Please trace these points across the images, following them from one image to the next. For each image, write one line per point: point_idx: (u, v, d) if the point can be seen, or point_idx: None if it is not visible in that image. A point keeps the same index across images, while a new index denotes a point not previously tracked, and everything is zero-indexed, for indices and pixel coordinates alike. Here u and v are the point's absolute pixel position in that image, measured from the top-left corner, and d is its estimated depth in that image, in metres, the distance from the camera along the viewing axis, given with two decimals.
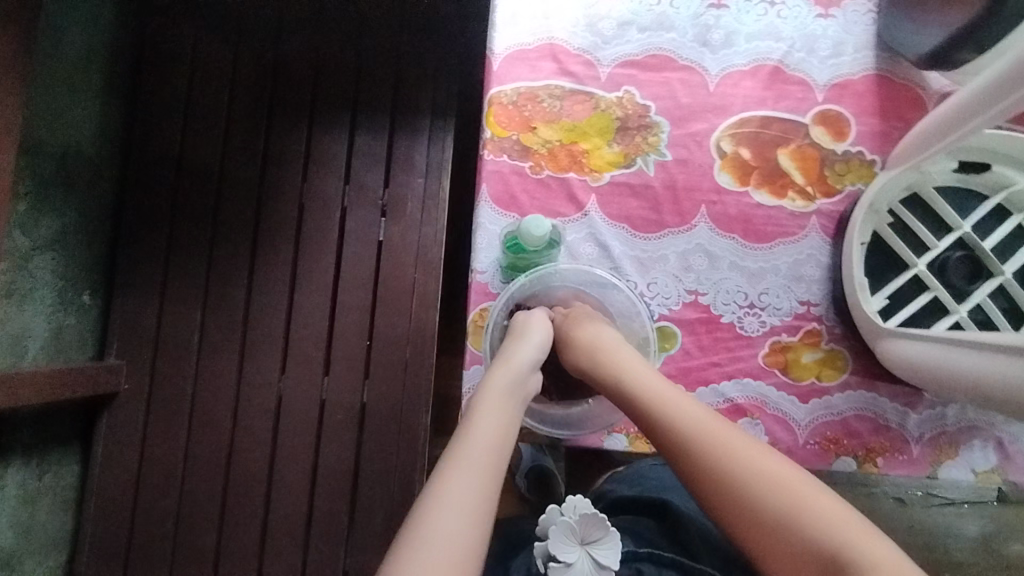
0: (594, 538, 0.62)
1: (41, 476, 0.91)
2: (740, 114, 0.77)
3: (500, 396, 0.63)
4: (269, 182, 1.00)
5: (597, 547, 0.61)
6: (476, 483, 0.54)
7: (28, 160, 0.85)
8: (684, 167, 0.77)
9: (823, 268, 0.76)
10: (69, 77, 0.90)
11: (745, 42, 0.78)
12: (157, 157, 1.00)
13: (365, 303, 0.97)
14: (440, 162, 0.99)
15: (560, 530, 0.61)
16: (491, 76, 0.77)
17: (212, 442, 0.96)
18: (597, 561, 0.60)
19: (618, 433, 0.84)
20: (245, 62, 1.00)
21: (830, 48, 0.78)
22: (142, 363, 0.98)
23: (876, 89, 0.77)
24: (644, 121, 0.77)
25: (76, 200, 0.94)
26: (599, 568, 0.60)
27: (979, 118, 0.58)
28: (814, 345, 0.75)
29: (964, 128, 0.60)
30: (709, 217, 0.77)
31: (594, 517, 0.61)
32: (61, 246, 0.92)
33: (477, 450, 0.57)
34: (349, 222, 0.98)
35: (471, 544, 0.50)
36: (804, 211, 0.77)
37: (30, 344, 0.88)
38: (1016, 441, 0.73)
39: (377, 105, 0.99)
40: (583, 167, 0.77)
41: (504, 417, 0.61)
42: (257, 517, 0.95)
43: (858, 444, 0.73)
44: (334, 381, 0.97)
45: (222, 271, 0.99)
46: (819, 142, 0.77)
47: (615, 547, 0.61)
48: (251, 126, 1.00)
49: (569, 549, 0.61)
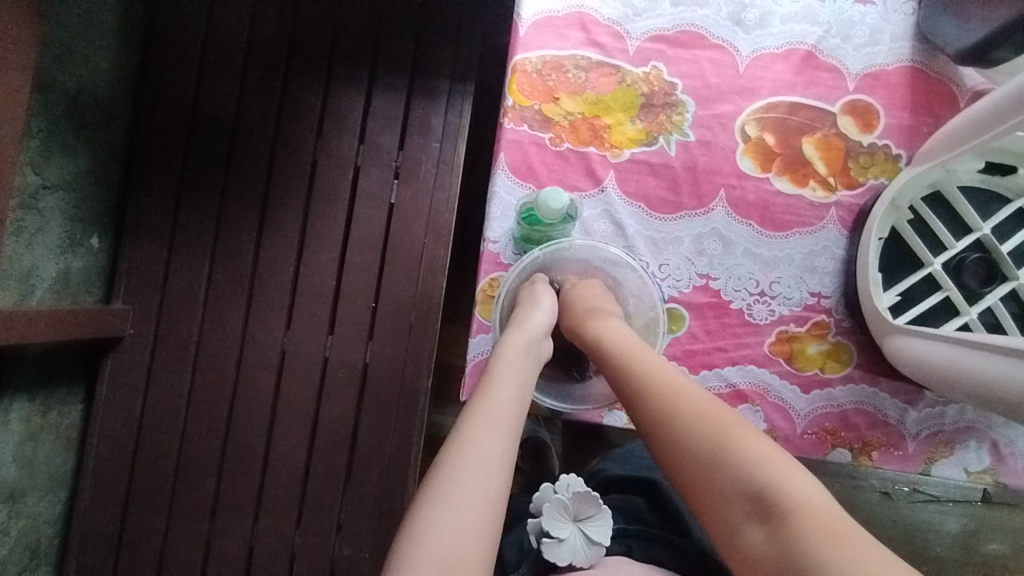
0: (587, 515, 0.63)
1: (45, 412, 0.92)
2: (767, 98, 0.76)
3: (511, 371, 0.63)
4: (283, 136, 0.98)
5: (590, 524, 0.62)
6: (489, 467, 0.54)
7: (42, 96, 0.83)
8: (706, 149, 0.76)
9: (837, 261, 0.76)
10: (84, 12, 0.88)
11: (780, 24, 0.76)
12: (170, 102, 0.98)
13: (373, 265, 0.97)
14: (457, 128, 0.97)
15: (554, 507, 0.63)
16: (516, 42, 0.75)
17: (214, 391, 0.97)
18: (589, 536, 0.61)
19: (618, 411, 0.81)
20: (265, 9, 0.98)
21: (866, 36, 0.76)
22: (149, 309, 0.98)
23: (909, 82, 0.76)
24: (670, 99, 0.76)
25: (88, 141, 0.93)
26: (590, 543, 0.61)
27: (1008, 121, 0.57)
28: (820, 337, 0.75)
29: (999, 128, 0.58)
30: (727, 201, 0.76)
31: (587, 494, 0.63)
32: (71, 186, 0.91)
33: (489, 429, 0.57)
34: (361, 182, 0.97)
35: (483, 528, 0.51)
36: (824, 201, 0.76)
37: (38, 283, 0.88)
38: (1011, 444, 0.74)
39: (397, 65, 0.97)
40: (604, 142, 0.76)
41: (517, 398, 0.60)
42: (256, 468, 0.97)
43: (855, 438, 0.74)
44: (338, 341, 0.97)
45: (232, 223, 0.98)
46: (846, 133, 0.76)
47: (607, 523, 0.62)
48: (267, 79, 0.98)
49: (561, 525, 0.62)
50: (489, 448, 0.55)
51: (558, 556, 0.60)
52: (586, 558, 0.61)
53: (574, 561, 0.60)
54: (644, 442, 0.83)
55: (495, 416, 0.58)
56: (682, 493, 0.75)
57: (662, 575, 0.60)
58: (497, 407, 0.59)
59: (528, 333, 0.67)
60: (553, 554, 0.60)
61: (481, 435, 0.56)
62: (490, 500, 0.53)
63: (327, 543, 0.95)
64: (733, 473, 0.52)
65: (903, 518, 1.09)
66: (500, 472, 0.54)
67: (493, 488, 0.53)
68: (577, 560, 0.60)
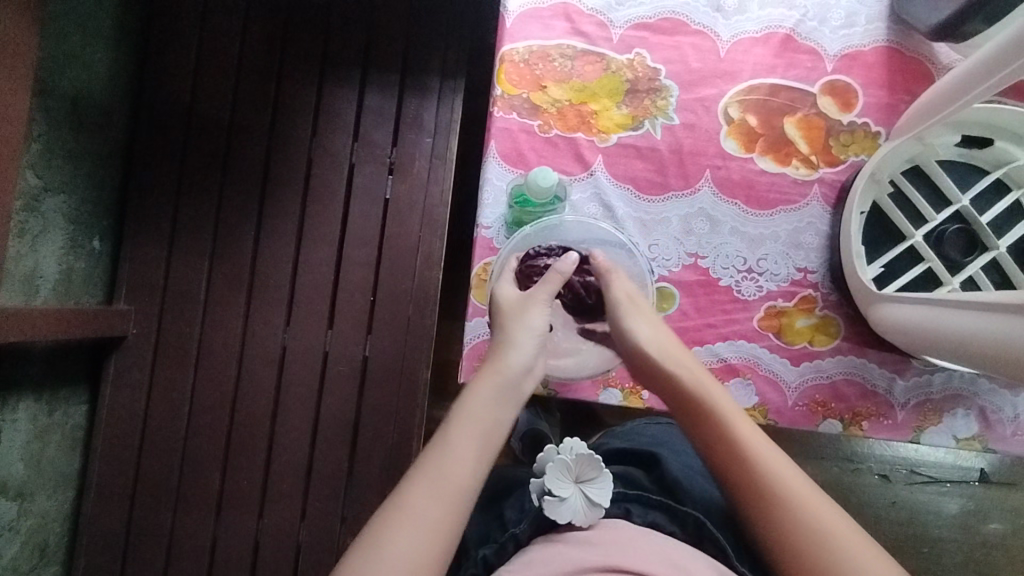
0: (588, 478, 0.64)
1: (51, 412, 0.93)
2: (749, 81, 0.78)
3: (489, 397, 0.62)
4: (279, 136, 1.00)
5: (591, 485, 0.63)
6: (437, 505, 0.54)
7: (43, 100, 0.86)
8: (691, 132, 0.78)
9: (821, 237, 0.78)
10: (83, 20, 0.91)
11: (758, 9, 0.79)
12: (167, 107, 1.00)
13: (370, 259, 0.99)
14: (449, 123, 0.99)
15: (557, 467, 0.64)
16: (504, 33, 0.78)
17: (217, 388, 0.99)
18: (590, 497, 0.62)
19: (613, 388, 0.80)
20: (257, 13, 1.00)
21: (843, 18, 0.78)
22: (151, 308, 1.00)
23: (886, 61, 0.78)
24: (654, 84, 0.78)
25: (88, 145, 0.95)
26: (590, 505, 0.62)
27: (971, 93, 0.60)
28: (807, 311, 0.77)
29: (963, 99, 0.61)
30: (713, 181, 0.78)
31: (590, 457, 0.64)
32: (72, 189, 0.93)
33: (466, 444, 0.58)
34: (357, 178, 0.99)
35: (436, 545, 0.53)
36: (807, 179, 0.78)
37: (42, 284, 0.90)
38: (998, 411, 0.75)
39: (389, 65, 1.00)
40: (591, 128, 0.78)
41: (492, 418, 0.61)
42: (260, 463, 0.98)
43: (845, 408, 0.76)
44: (338, 334, 0.99)
45: (230, 223, 1.00)
46: (826, 112, 0.78)
47: (607, 487, 0.63)
48: (262, 82, 1.00)
49: (563, 485, 0.63)
50: (445, 486, 0.55)
51: (559, 514, 0.61)
52: (585, 517, 0.61)
53: (573, 519, 0.61)
54: (644, 422, 0.86)
55: (461, 450, 0.58)
56: (682, 465, 0.77)
57: (664, 540, 0.60)
58: (462, 442, 0.58)
59: (510, 358, 0.65)
60: (554, 511, 0.61)
61: (438, 474, 0.56)
62: (433, 547, 0.52)
63: (332, 535, 0.96)
64: (776, 491, 0.58)
65: (900, 499, 1.10)
66: (452, 515, 0.54)
67: (442, 532, 0.53)
68: (577, 519, 0.61)
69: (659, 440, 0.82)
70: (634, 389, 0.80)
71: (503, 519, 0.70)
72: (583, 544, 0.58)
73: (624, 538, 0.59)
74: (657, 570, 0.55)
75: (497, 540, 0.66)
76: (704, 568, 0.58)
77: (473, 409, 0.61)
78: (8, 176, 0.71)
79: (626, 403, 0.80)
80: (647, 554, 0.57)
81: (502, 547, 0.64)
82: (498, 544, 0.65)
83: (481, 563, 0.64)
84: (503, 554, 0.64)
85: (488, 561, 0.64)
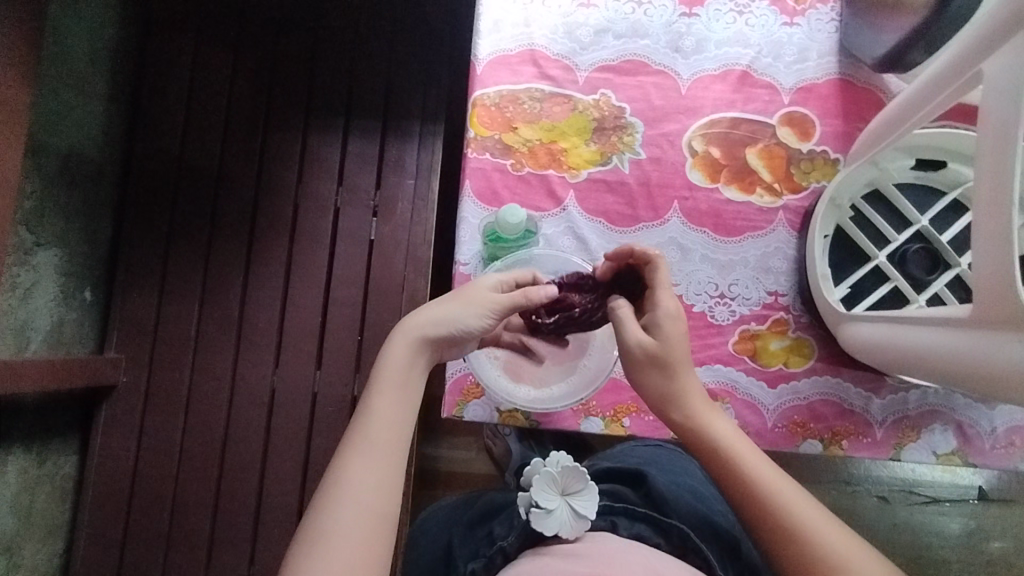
0: (574, 490, 0.65)
1: (41, 464, 0.93)
2: (710, 116, 0.82)
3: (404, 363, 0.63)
4: (266, 182, 1.04)
5: (577, 498, 0.64)
6: (376, 483, 0.58)
7: (36, 159, 0.89)
8: (657, 165, 0.81)
9: (790, 261, 0.80)
10: (75, 81, 0.95)
11: (715, 48, 0.83)
12: (158, 159, 1.04)
13: (357, 298, 1.01)
14: (430, 165, 1.03)
15: (542, 479, 0.65)
16: (474, 80, 0.82)
17: (207, 432, 0.99)
18: (575, 510, 0.63)
19: (594, 416, 0.78)
20: (244, 69, 1.05)
21: (796, 54, 0.83)
22: (141, 357, 1.01)
23: (840, 92, 0.82)
24: (620, 122, 0.82)
25: (80, 199, 0.98)
26: (576, 517, 0.63)
27: (907, 124, 0.64)
28: (781, 333, 0.79)
29: (901, 130, 0.65)
30: (681, 212, 0.81)
31: (573, 469, 0.66)
32: (65, 242, 0.96)
33: (391, 399, 0.62)
34: (342, 221, 1.03)
35: (385, 483, 0.58)
36: (772, 206, 0.81)
37: (32, 336, 0.91)
38: (976, 425, 0.76)
39: (371, 112, 1.04)
40: (562, 165, 0.81)
41: (409, 377, 0.63)
42: (251, 506, 0.98)
43: (824, 428, 0.77)
44: (326, 375, 1.00)
45: (220, 270, 1.02)
46: (786, 142, 0.81)
47: (592, 499, 0.64)
48: (250, 133, 1.04)
49: (549, 498, 0.64)
50: (367, 496, 0.57)
51: (545, 526, 0.61)
52: (572, 529, 0.62)
53: (559, 531, 0.62)
54: (634, 444, 0.87)
55: (383, 434, 0.60)
56: (667, 486, 0.76)
57: (659, 559, 0.59)
58: (387, 408, 0.61)
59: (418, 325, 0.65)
60: (540, 523, 0.62)
61: (343, 498, 0.56)
62: (382, 490, 0.58)
63: None
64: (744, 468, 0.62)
65: (902, 521, 1.23)
66: (395, 455, 0.60)
67: (384, 487, 0.58)
68: (563, 531, 0.62)
69: (644, 459, 0.83)
70: (616, 416, 0.78)
71: (490, 535, 0.71)
72: (568, 556, 0.58)
73: (609, 549, 0.59)
74: None
75: (485, 554, 0.66)
76: None
77: (373, 421, 0.60)
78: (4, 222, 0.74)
79: (608, 430, 0.78)
80: (633, 565, 0.57)
81: (490, 560, 0.65)
82: (484, 559, 0.65)
83: None
84: (491, 569, 0.64)
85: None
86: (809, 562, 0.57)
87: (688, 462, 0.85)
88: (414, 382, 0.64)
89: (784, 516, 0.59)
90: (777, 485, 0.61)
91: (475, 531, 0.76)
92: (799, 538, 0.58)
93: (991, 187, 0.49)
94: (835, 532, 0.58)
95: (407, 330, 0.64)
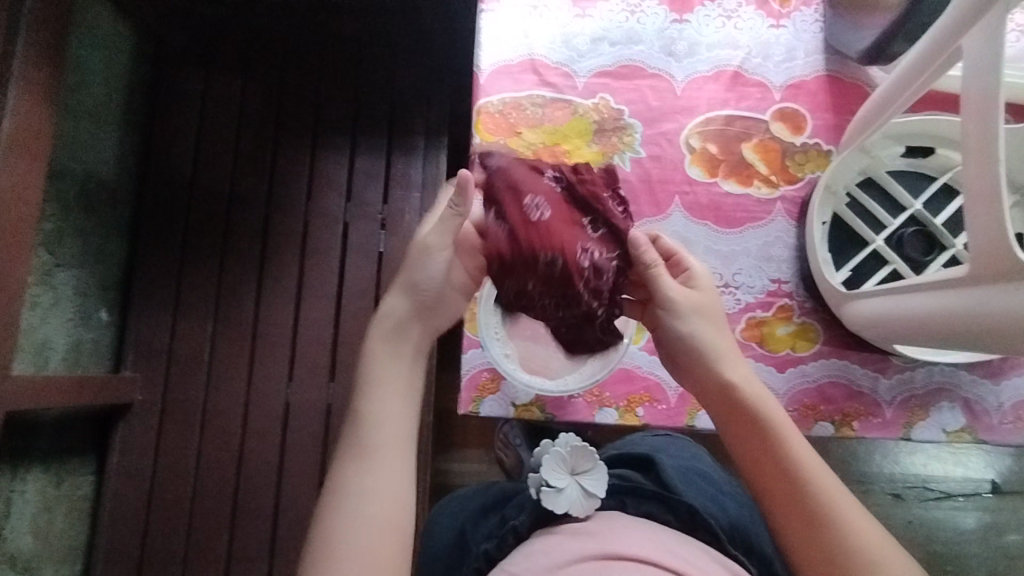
0: (583, 469, 0.67)
1: (60, 484, 0.94)
2: (705, 114, 0.85)
3: (390, 345, 0.62)
4: (277, 200, 1.07)
5: (586, 476, 0.66)
6: (387, 463, 0.58)
7: (56, 183, 0.91)
8: (657, 162, 0.84)
9: (790, 249, 0.83)
10: (96, 110, 0.98)
11: (706, 51, 0.87)
12: (173, 181, 1.07)
13: (368, 309, 1.03)
14: (435, 178, 1.06)
15: (552, 459, 0.67)
16: (478, 89, 0.85)
17: (223, 447, 1.00)
18: (585, 488, 0.65)
19: (608, 407, 0.79)
20: (254, 95, 1.09)
21: (783, 54, 0.86)
22: (156, 375, 1.02)
23: (828, 87, 0.86)
24: (619, 123, 0.85)
25: (97, 220, 1.00)
26: (586, 495, 0.64)
27: (892, 108, 0.68)
28: (786, 319, 0.81)
29: (886, 113, 0.69)
30: (683, 206, 0.84)
31: (582, 449, 0.67)
32: (82, 263, 0.97)
33: (387, 381, 0.61)
34: (351, 235, 1.05)
35: (394, 461, 0.58)
36: (770, 197, 0.84)
37: (52, 355, 0.92)
38: (983, 401, 0.78)
39: (377, 131, 1.08)
40: (565, 166, 0.84)
41: (401, 357, 0.62)
42: (267, 519, 0.98)
43: (834, 410, 0.78)
44: (339, 386, 1.01)
45: (233, 286, 1.05)
46: (779, 136, 0.85)
47: (601, 479, 0.66)
48: (260, 154, 1.08)
49: (559, 477, 0.65)
50: (371, 499, 0.56)
51: (556, 503, 0.63)
52: (582, 507, 0.63)
53: (570, 509, 0.63)
54: (641, 433, 0.89)
55: (388, 409, 0.60)
56: (675, 469, 0.78)
57: (671, 537, 0.61)
58: (386, 393, 0.60)
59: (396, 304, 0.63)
60: (552, 502, 0.63)
61: (355, 501, 0.56)
62: (396, 471, 0.58)
63: None
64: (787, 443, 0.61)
65: (916, 518, 1.23)
66: (403, 433, 0.60)
67: (397, 463, 0.58)
68: (573, 509, 0.63)
69: (653, 445, 0.84)
70: (629, 405, 0.79)
71: (503, 521, 0.72)
72: (579, 534, 0.60)
73: (618, 527, 0.61)
74: (653, 554, 0.56)
75: (499, 536, 0.67)
76: (704, 557, 0.59)
77: (368, 425, 0.59)
78: (25, 229, 0.76)
79: (622, 421, 0.80)
80: (642, 541, 0.58)
81: (501, 540, 0.65)
82: (499, 539, 0.66)
83: (483, 557, 0.65)
84: (504, 548, 0.64)
85: (490, 554, 0.65)
86: (822, 534, 0.57)
87: (695, 447, 0.87)
88: (411, 374, 0.62)
89: (810, 489, 0.58)
90: (804, 456, 0.60)
91: (490, 523, 0.77)
92: (812, 508, 0.58)
93: (980, 150, 0.52)
94: (853, 516, 0.58)
95: (376, 328, 0.63)
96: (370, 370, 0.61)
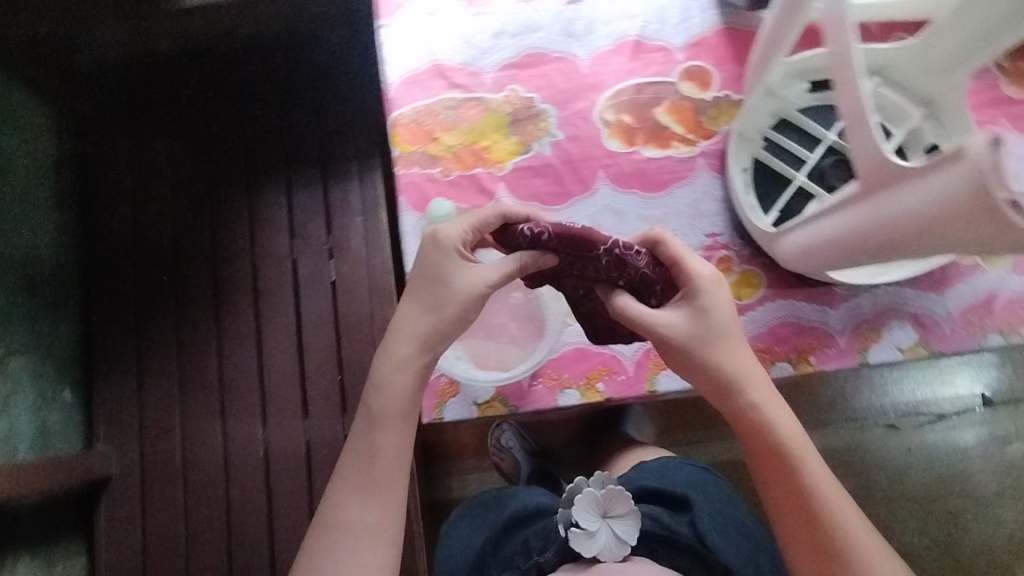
0: (616, 513, 0.75)
1: (49, 568, 0.93)
2: (614, 87, 0.87)
3: (398, 375, 0.66)
4: (221, 248, 1.07)
5: (618, 521, 0.75)
6: (375, 497, 0.64)
7: None
8: (577, 142, 0.86)
9: (719, 201, 0.84)
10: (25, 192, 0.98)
11: (605, 26, 0.88)
12: (114, 249, 1.07)
13: (329, 339, 1.03)
14: (374, 200, 1.07)
15: (587, 500, 0.75)
16: (390, 103, 0.86)
17: (209, 502, 1.00)
18: (616, 533, 0.74)
19: (569, 389, 0.79)
20: (182, 150, 1.10)
21: (680, 15, 0.88)
22: (130, 442, 1.02)
23: (728, 39, 0.87)
24: (532, 111, 0.86)
25: (43, 301, 0.99)
26: (617, 541, 0.74)
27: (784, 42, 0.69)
28: (727, 271, 0.82)
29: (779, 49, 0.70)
30: (608, 179, 0.85)
31: (618, 495, 0.75)
32: (33, 346, 0.97)
33: (390, 419, 0.65)
34: (301, 270, 1.06)
35: (384, 497, 0.64)
36: (690, 155, 0.85)
37: (19, 443, 0.92)
38: (932, 313, 0.79)
39: (309, 163, 1.09)
40: (487, 162, 0.85)
41: (404, 392, 0.66)
42: (265, 566, 0.97)
43: (789, 349, 0.79)
44: (314, 421, 1.01)
45: (192, 341, 1.05)
46: (689, 95, 0.86)
47: (632, 525, 0.75)
48: (197, 206, 1.08)
49: (591, 519, 0.74)
50: (366, 529, 0.63)
51: (585, 546, 0.72)
52: (610, 552, 0.73)
53: (599, 552, 0.73)
54: (681, 460, 0.92)
55: (384, 444, 0.65)
56: (711, 513, 0.84)
57: None
58: (385, 428, 0.65)
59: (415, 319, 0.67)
60: (580, 543, 0.72)
61: (339, 530, 0.62)
62: (385, 504, 0.64)
63: None
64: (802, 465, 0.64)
65: (915, 445, 1.23)
66: (396, 467, 0.65)
67: (385, 497, 0.64)
68: (602, 553, 0.73)
69: (689, 480, 0.89)
70: (589, 383, 0.79)
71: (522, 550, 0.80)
72: None
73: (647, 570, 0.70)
74: None
75: None
76: None
77: (369, 455, 0.64)
78: None
79: (586, 400, 0.80)
80: None
81: None
82: None
83: None
84: None
85: None
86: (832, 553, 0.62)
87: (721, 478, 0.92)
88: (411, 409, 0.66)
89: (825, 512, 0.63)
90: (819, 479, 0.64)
91: None
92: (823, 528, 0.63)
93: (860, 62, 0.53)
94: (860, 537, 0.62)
95: (388, 351, 0.67)
96: (377, 399, 0.66)
